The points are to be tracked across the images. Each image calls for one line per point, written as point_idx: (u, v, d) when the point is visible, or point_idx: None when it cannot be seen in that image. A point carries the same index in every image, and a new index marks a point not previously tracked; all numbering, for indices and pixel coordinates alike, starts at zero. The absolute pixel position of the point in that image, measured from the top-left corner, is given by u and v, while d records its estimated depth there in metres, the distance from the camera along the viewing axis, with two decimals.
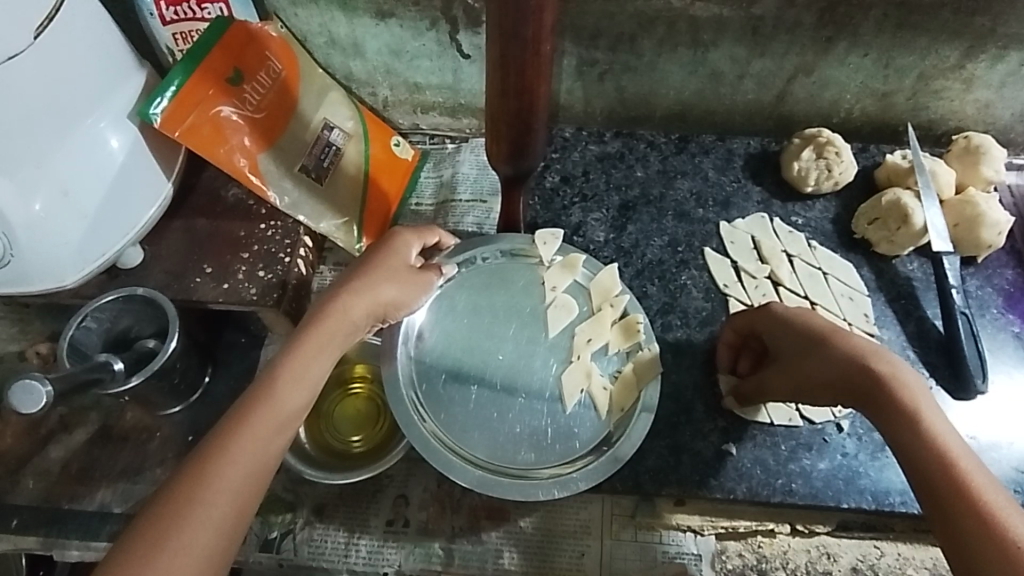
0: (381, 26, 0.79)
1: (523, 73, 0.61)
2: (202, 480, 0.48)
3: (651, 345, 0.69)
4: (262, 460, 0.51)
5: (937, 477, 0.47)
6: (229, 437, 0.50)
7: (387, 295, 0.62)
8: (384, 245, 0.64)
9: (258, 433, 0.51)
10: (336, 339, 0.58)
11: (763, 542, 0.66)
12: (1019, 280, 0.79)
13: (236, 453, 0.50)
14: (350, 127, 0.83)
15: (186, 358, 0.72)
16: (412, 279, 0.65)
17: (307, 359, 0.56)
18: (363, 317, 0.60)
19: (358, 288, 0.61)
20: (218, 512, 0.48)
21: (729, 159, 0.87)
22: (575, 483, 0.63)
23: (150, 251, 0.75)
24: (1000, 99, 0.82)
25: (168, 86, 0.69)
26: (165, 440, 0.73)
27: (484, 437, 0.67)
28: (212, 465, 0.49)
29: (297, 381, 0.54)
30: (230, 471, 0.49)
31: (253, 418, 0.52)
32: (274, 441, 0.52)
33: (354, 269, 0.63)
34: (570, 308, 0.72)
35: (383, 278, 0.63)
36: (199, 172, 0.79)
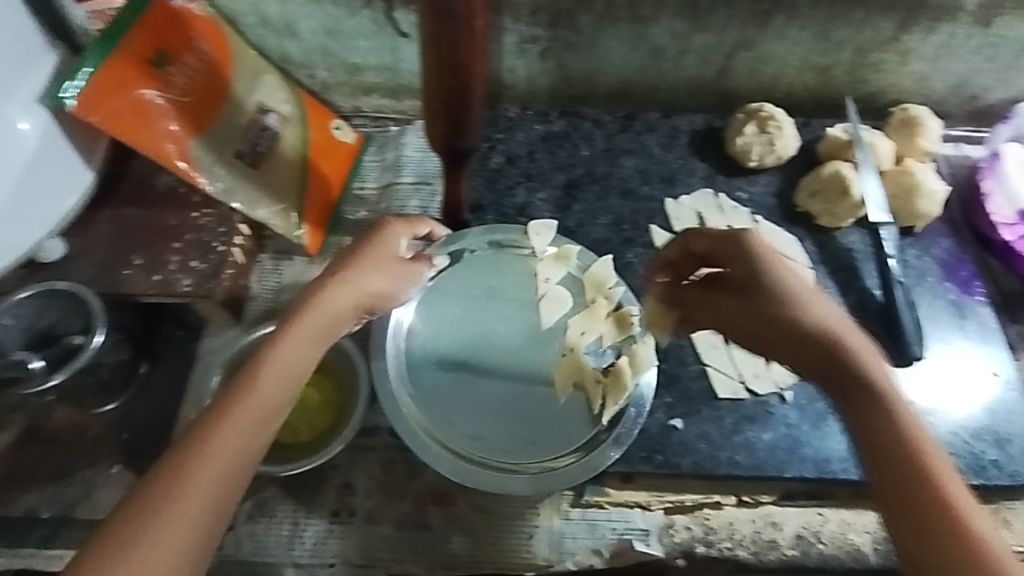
0: (313, 5, 0.76)
1: (457, 50, 0.59)
2: (179, 473, 0.46)
3: (645, 337, 0.69)
4: (244, 453, 0.48)
5: (900, 457, 0.47)
6: (210, 429, 0.48)
7: (374, 285, 0.60)
8: (372, 236, 0.62)
9: (239, 425, 0.49)
10: (323, 329, 0.55)
11: (709, 515, 0.67)
12: (955, 249, 0.81)
13: (217, 445, 0.48)
14: (287, 110, 0.80)
15: (116, 353, 0.69)
16: (401, 270, 0.63)
17: (292, 350, 0.53)
18: (350, 308, 0.58)
19: (345, 278, 0.58)
20: (193, 510, 0.45)
21: (674, 136, 0.86)
22: (557, 482, 0.63)
23: (74, 243, 0.72)
24: (935, 71, 0.83)
25: (81, 69, 0.66)
26: (97, 439, 0.70)
27: (472, 431, 0.67)
28: (191, 457, 0.47)
29: (281, 374, 0.52)
30: (209, 463, 0.47)
31: (235, 409, 0.49)
32: (257, 433, 0.49)
33: (341, 260, 0.60)
34: (563, 300, 0.72)
35: (370, 268, 0.60)
36: (127, 160, 0.76)
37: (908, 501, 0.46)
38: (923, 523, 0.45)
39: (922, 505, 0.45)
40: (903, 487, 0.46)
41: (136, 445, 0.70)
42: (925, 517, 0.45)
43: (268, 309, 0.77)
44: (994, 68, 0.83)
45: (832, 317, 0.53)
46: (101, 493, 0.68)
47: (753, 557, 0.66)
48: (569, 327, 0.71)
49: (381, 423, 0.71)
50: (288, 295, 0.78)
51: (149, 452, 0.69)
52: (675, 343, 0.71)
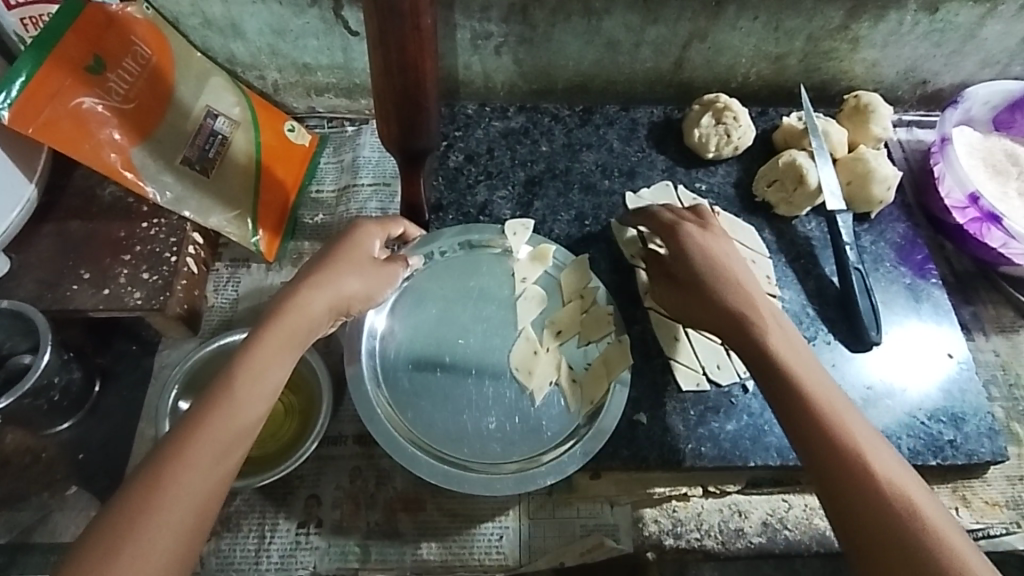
0: (258, 4, 0.74)
1: (404, 48, 0.58)
2: (158, 485, 0.45)
3: (622, 337, 0.69)
4: (224, 460, 0.47)
5: (816, 437, 0.51)
6: (188, 437, 0.47)
7: (350, 287, 0.59)
8: (346, 236, 0.61)
9: (218, 433, 0.47)
10: (300, 332, 0.54)
11: (678, 507, 0.68)
12: (909, 233, 0.82)
13: (196, 453, 0.46)
14: (237, 114, 0.78)
15: (67, 372, 0.67)
16: (375, 272, 0.62)
17: (270, 354, 0.52)
18: (327, 310, 0.57)
19: (321, 279, 0.57)
20: (176, 519, 0.44)
21: (633, 129, 0.86)
22: (535, 482, 0.63)
23: (17, 259, 0.69)
24: (885, 58, 0.85)
25: (14, 79, 0.63)
26: (52, 461, 0.68)
27: (451, 431, 0.66)
28: (170, 467, 0.45)
29: (258, 377, 0.50)
30: (188, 473, 0.46)
31: (214, 417, 0.48)
32: (236, 440, 0.48)
33: (315, 261, 0.59)
34: (540, 300, 0.72)
35: (346, 268, 0.59)
36: (70, 171, 0.73)
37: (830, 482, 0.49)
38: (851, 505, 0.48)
39: (843, 490, 0.49)
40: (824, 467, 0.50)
41: (92, 466, 0.68)
42: (852, 496, 0.48)
43: (225, 320, 0.75)
44: (943, 53, 0.84)
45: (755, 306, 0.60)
46: (57, 517, 0.65)
47: (722, 546, 0.66)
48: (545, 326, 0.71)
49: (347, 431, 0.70)
50: (246, 305, 0.76)
51: (106, 473, 0.67)
52: (639, 336, 0.72)
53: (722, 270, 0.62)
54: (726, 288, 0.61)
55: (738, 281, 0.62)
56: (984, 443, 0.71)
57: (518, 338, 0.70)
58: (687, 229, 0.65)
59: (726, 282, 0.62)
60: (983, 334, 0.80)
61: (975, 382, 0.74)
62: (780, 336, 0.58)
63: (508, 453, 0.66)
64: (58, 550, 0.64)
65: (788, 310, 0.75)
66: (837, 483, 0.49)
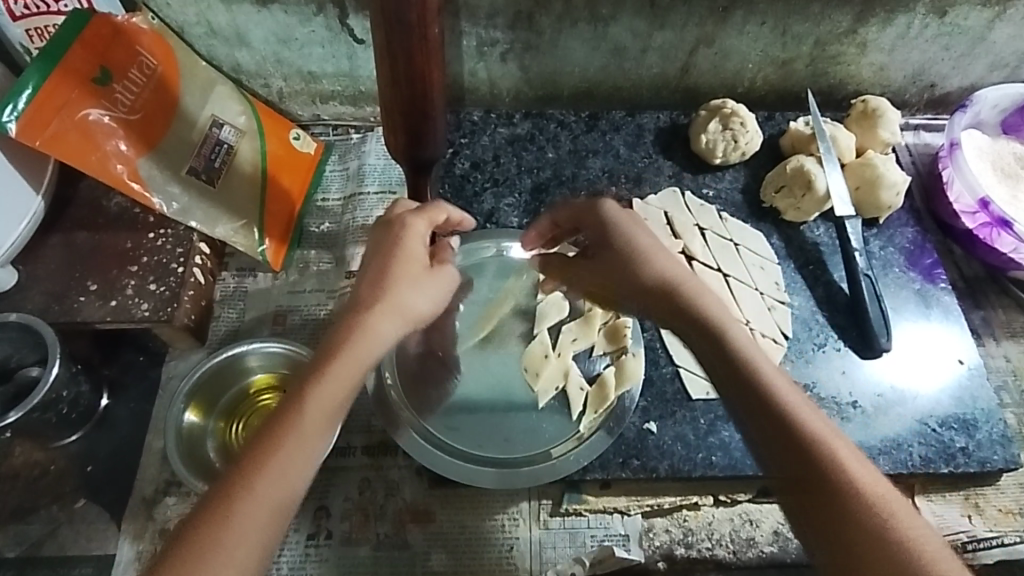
0: (263, 13, 0.74)
1: (412, 58, 0.57)
2: (221, 536, 0.42)
3: (636, 352, 0.69)
4: (288, 505, 0.44)
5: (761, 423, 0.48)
6: (251, 481, 0.43)
7: (418, 304, 0.54)
8: (409, 240, 0.55)
9: (282, 477, 0.44)
10: (367, 362, 0.49)
11: (689, 516, 0.67)
12: (918, 238, 0.82)
13: (259, 501, 0.43)
14: (242, 123, 0.77)
15: (75, 385, 0.67)
16: (440, 280, 0.57)
17: (336, 384, 0.47)
18: (395, 334, 0.52)
19: (387, 301, 0.52)
20: (238, 562, 0.41)
21: (640, 135, 0.86)
22: (522, 480, 0.64)
23: (25, 272, 0.69)
24: (893, 62, 0.84)
25: (21, 91, 0.64)
26: (61, 474, 0.67)
27: (472, 428, 0.67)
28: (234, 516, 0.42)
29: (325, 410, 0.47)
30: (252, 522, 0.42)
31: (279, 458, 0.44)
32: (301, 482, 0.45)
33: (373, 274, 0.53)
34: (561, 307, 0.72)
35: (410, 285, 0.54)
36: (77, 182, 0.73)
37: (792, 468, 0.46)
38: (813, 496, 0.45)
39: (798, 472, 0.45)
40: (784, 455, 0.46)
41: (100, 478, 0.67)
42: (814, 484, 0.45)
43: (232, 330, 0.75)
44: (951, 57, 0.84)
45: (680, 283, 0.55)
46: (66, 530, 0.65)
47: (733, 556, 0.66)
48: (562, 333, 0.70)
49: (355, 442, 0.69)
50: (252, 315, 0.76)
51: (114, 485, 0.67)
52: (649, 344, 0.72)
53: (640, 247, 0.57)
54: (651, 266, 0.56)
55: (659, 259, 0.57)
56: (996, 451, 0.70)
57: (533, 341, 0.71)
58: (605, 208, 0.60)
59: (648, 258, 0.57)
60: (993, 339, 0.80)
61: (986, 388, 0.73)
62: (717, 312, 0.53)
63: (528, 449, 0.66)
64: (68, 564, 0.64)
65: (798, 317, 0.75)
66: (800, 472, 0.45)
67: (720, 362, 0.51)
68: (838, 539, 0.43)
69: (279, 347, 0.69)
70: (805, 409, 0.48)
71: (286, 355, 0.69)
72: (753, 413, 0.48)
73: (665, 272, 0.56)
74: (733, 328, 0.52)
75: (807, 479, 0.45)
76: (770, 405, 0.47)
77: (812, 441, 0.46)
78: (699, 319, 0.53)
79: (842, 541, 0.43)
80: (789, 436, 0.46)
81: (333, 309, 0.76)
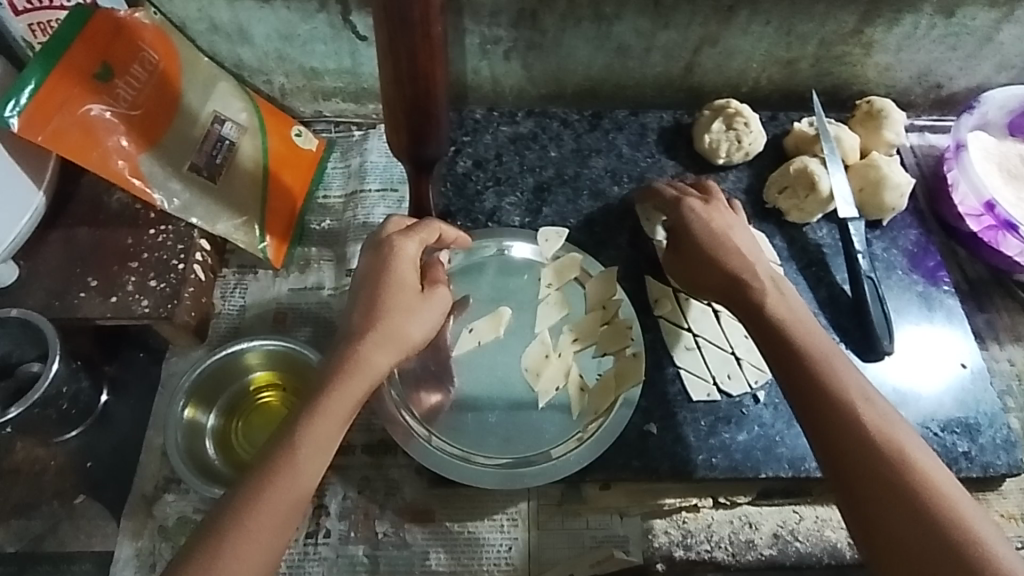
0: (266, 9, 0.74)
1: (415, 56, 0.57)
2: (215, 563, 0.45)
3: (638, 350, 0.69)
4: (282, 534, 0.48)
5: (833, 423, 0.52)
6: (247, 511, 0.47)
7: (411, 335, 0.56)
8: (402, 273, 0.57)
9: (277, 508, 0.47)
10: (359, 396, 0.52)
11: (688, 518, 0.67)
12: (922, 240, 0.81)
13: (256, 531, 0.47)
14: (244, 119, 0.77)
15: (75, 381, 0.67)
16: (432, 309, 0.59)
17: (330, 422, 0.50)
18: (387, 366, 0.55)
19: (379, 334, 0.55)
20: None
21: (643, 134, 0.85)
22: (522, 481, 0.63)
23: (26, 267, 0.69)
24: (899, 63, 0.84)
25: (22, 88, 0.64)
26: (61, 470, 0.67)
27: (472, 429, 0.67)
28: (229, 545, 0.46)
29: (318, 447, 0.50)
30: (247, 550, 0.46)
31: (273, 490, 0.48)
32: (295, 511, 0.48)
33: (365, 306, 0.56)
34: (562, 307, 0.72)
35: (401, 317, 0.56)
36: (78, 178, 0.73)
37: (851, 468, 0.50)
38: (873, 494, 0.49)
39: (869, 471, 0.49)
40: (844, 455, 0.51)
41: (99, 474, 0.67)
42: (874, 481, 0.49)
43: (233, 327, 0.75)
44: (957, 57, 0.83)
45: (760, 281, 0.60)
46: (66, 526, 0.65)
47: (732, 558, 0.65)
48: (563, 333, 0.71)
49: (355, 440, 0.69)
50: (253, 313, 0.76)
51: (114, 482, 0.67)
52: (650, 345, 0.72)
53: (728, 246, 0.63)
54: (733, 264, 0.62)
55: (743, 256, 0.63)
56: (999, 456, 0.70)
57: (533, 341, 0.71)
58: (687, 206, 0.67)
59: (729, 256, 0.63)
60: (997, 342, 0.79)
61: (989, 392, 0.73)
62: (789, 314, 0.59)
63: (529, 449, 0.66)
64: (67, 560, 0.64)
65: None
66: (864, 471, 0.50)
67: (785, 365, 0.56)
68: (896, 534, 0.47)
69: (278, 344, 0.69)
70: (869, 408, 0.52)
71: (286, 352, 0.69)
72: (816, 415, 0.53)
73: (746, 269, 0.62)
74: (799, 327, 0.58)
75: (865, 475, 0.49)
76: (836, 406, 0.52)
77: (871, 441, 0.50)
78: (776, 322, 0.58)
79: (900, 538, 0.47)
80: (851, 436, 0.51)
81: (333, 307, 0.76)
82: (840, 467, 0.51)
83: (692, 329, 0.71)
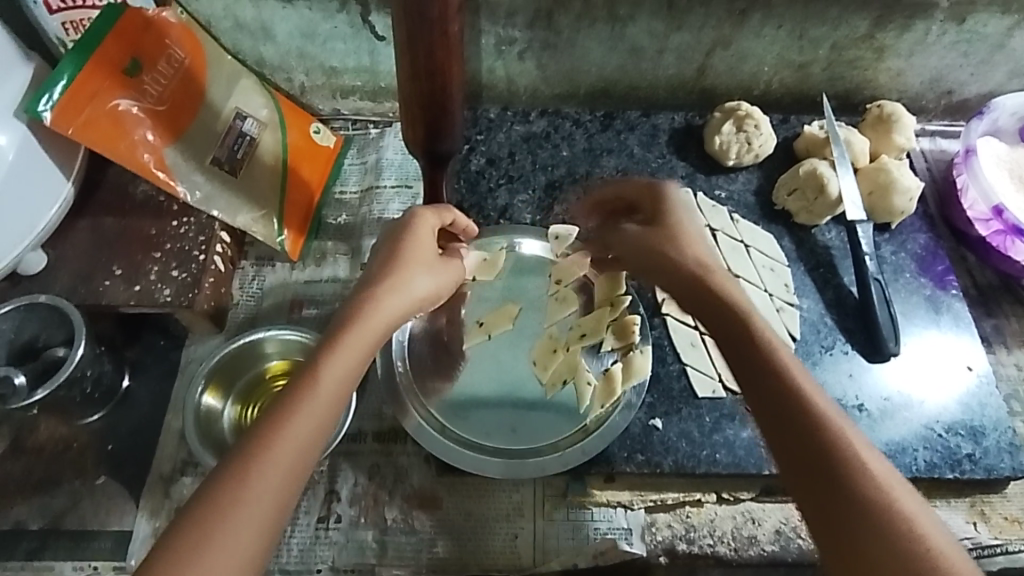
0: (288, 8, 0.76)
1: (432, 55, 0.59)
2: (244, 480, 0.45)
3: (644, 348, 0.70)
4: (307, 456, 0.48)
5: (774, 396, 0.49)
6: (274, 433, 0.47)
7: (422, 288, 0.59)
8: (411, 234, 0.60)
9: (301, 431, 0.48)
10: (377, 336, 0.54)
11: (691, 512, 0.68)
12: (931, 244, 0.82)
13: (260, 474, 0.45)
14: (265, 115, 0.80)
15: (98, 365, 0.69)
16: (445, 268, 0.62)
17: (343, 366, 0.51)
18: (397, 317, 0.56)
19: (389, 286, 0.56)
20: (238, 537, 0.44)
21: (654, 135, 0.86)
22: (528, 471, 0.65)
23: (54, 254, 0.71)
24: (910, 68, 0.84)
25: (57, 81, 0.66)
26: (82, 450, 0.70)
27: (481, 420, 0.68)
28: (257, 465, 0.45)
29: (330, 393, 0.50)
30: (273, 470, 0.46)
31: (299, 413, 0.48)
32: (318, 436, 0.49)
33: (385, 257, 0.59)
34: (571, 301, 0.73)
35: (417, 267, 0.59)
36: (104, 169, 0.76)
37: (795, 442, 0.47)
38: (837, 503, 0.45)
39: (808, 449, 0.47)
40: (799, 451, 0.47)
41: (120, 456, 0.70)
42: (829, 486, 0.45)
43: (250, 316, 0.77)
44: (970, 63, 0.83)
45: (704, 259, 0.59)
46: (87, 504, 0.67)
47: (734, 553, 0.66)
48: (571, 327, 0.72)
49: (366, 429, 0.71)
50: (270, 302, 0.78)
51: (133, 463, 0.69)
52: (656, 343, 0.73)
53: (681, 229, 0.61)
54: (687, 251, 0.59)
55: (698, 249, 0.59)
56: (1003, 459, 0.70)
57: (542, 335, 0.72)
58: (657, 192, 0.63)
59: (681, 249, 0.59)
60: (1004, 347, 0.79)
61: (994, 396, 0.73)
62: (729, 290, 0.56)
63: (536, 441, 0.67)
64: (87, 537, 0.66)
65: (806, 319, 0.76)
66: (823, 476, 0.46)
67: (735, 338, 0.53)
68: (848, 525, 0.44)
69: (295, 334, 0.71)
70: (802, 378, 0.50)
71: (302, 343, 0.71)
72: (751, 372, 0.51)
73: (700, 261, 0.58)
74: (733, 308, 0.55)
75: (814, 455, 0.46)
76: (790, 407, 0.48)
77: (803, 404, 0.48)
78: (724, 308, 0.55)
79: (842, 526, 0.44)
80: (815, 436, 0.47)
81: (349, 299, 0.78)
82: (796, 448, 0.47)
83: (698, 327, 0.73)
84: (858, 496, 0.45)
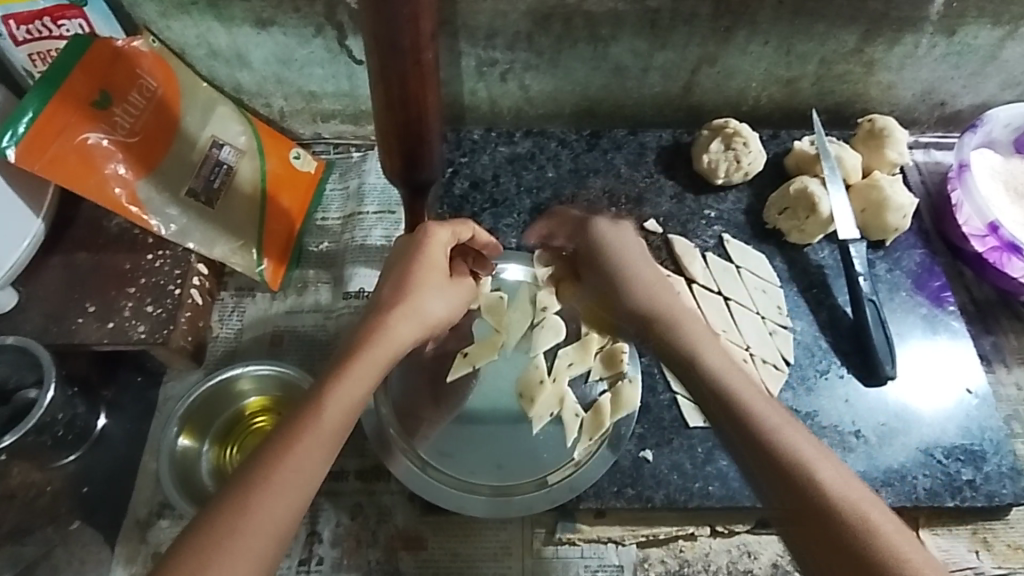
0: (263, 35, 0.74)
1: (406, 84, 0.57)
2: (243, 511, 0.43)
3: (632, 377, 0.68)
4: (306, 486, 0.46)
5: (723, 414, 0.50)
6: (275, 462, 0.45)
7: (434, 311, 0.57)
8: (421, 253, 0.59)
9: (303, 459, 0.46)
10: (384, 362, 0.52)
11: (684, 547, 0.66)
12: (927, 261, 0.80)
13: (281, 483, 0.45)
14: (243, 143, 0.78)
15: (70, 407, 0.67)
16: (456, 288, 0.60)
17: (358, 382, 0.50)
18: (410, 338, 0.55)
19: (403, 307, 0.55)
20: (258, 542, 0.43)
21: (641, 154, 0.85)
22: (514, 509, 0.63)
23: (26, 293, 0.69)
24: (901, 81, 0.83)
25: (21, 116, 0.65)
26: (56, 494, 0.68)
27: (469, 456, 0.66)
28: (256, 494, 0.44)
29: (349, 405, 0.49)
30: (273, 500, 0.44)
31: (301, 443, 0.46)
32: (320, 466, 0.46)
33: (395, 280, 0.57)
34: (558, 329, 0.70)
35: (427, 292, 0.57)
36: (77, 204, 0.74)
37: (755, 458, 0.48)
38: (800, 521, 0.45)
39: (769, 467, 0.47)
40: (753, 458, 0.47)
41: (94, 500, 0.68)
42: (772, 479, 0.46)
43: (229, 350, 0.75)
44: (961, 75, 0.82)
45: (660, 303, 0.61)
46: (60, 552, 0.65)
47: None
48: (558, 357, 0.69)
49: (349, 466, 0.69)
50: (250, 335, 0.76)
51: (107, 507, 0.67)
52: (646, 370, 0.71)
53: (620, 271, 0.64)
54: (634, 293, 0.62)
55: (642, 286, 0.63)
56: (1004, 485, 0.68)
57: (528, 365, 0.70)
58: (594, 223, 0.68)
59: (647, 293, 0.62)
60: (1003, 365, 0.78)
61: (994, 418, 0.71)
62: (687, 330, 0.58)
63: (524, 476, 0.65)
64: None
65: (800, 342, 0.74)
66: (765, 470, 0.46)
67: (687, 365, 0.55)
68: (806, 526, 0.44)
69: (270, 369, 0.69)
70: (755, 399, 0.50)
71: (282, 377, 0.69)
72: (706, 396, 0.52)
73: (658, 303, 0.61)
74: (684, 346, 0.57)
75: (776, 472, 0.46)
76: (739, 421, 0.49)
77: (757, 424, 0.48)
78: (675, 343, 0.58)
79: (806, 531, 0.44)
80: (768, 456, 0.47)
81: (330, 330, 0.76)
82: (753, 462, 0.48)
83: None
84: (841, 529, 0.43)
